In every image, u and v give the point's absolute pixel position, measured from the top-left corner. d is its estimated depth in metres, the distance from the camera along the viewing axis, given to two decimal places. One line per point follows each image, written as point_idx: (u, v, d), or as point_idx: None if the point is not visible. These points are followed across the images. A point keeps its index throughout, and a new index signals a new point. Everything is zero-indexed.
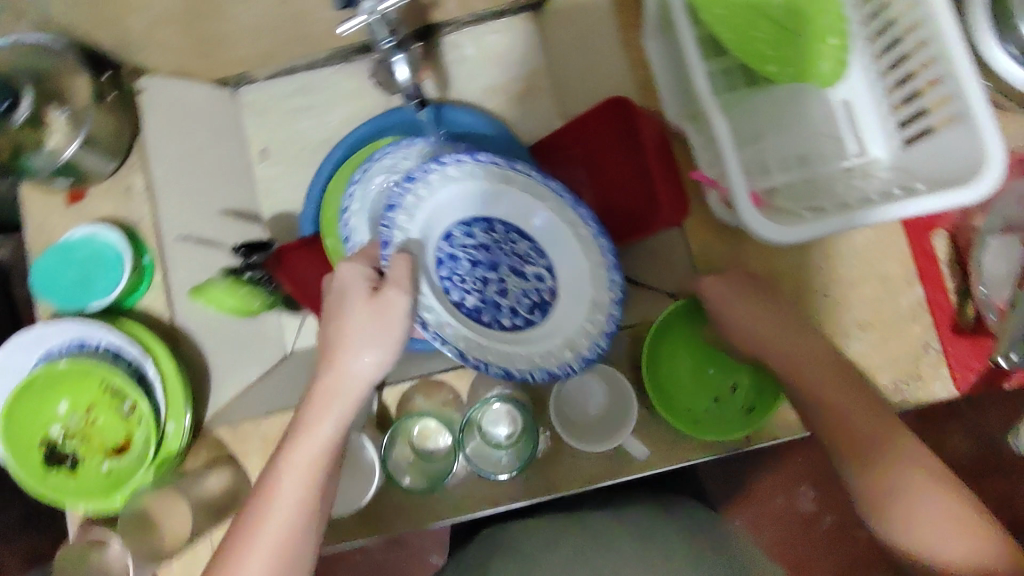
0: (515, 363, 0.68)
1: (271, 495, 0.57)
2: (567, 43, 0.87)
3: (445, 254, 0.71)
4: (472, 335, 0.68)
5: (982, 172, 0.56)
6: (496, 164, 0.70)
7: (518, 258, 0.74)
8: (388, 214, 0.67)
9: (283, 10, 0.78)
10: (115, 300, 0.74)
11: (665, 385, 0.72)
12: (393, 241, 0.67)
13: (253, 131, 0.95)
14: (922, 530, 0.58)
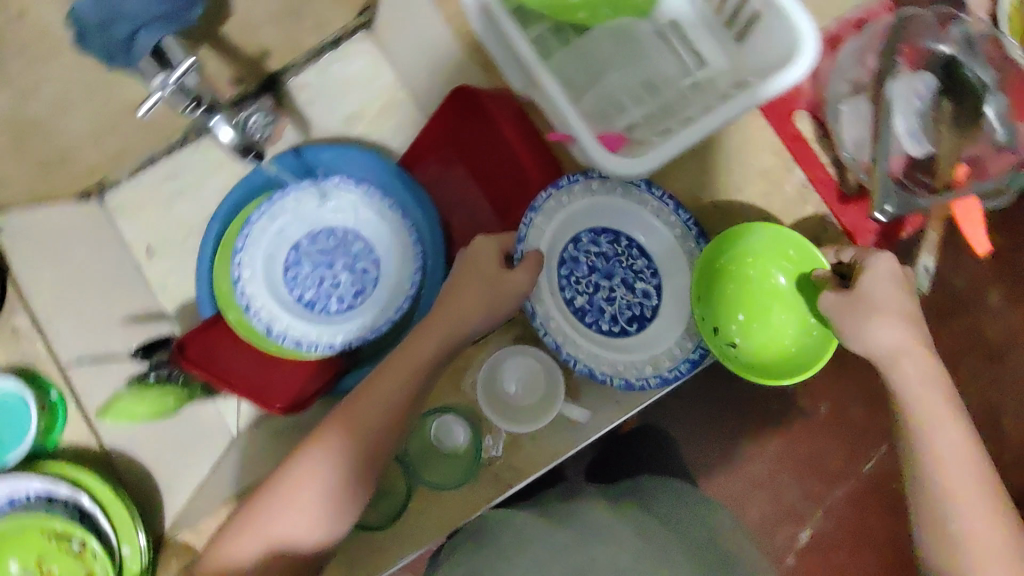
0: (600, 364, 0.71)
1: (338, 439, 0.65)
2: (408, 50, 0.88)
3: (569, 255, 0.76)
4: (569, 330, 0.72)
5: (797, 57, 0.59)
6: (638, 188, 0.73)
7: (632, 272, 0.76)
8: (529, 214, 0.72)
9: (114, 107, 0.76)
10: (34, 444, 0.73)
11: (727, 272, 0.70)
12: (525, 240, 0.72)
13: (133, 233, 0.91)
14: (935, 453, 0.63)
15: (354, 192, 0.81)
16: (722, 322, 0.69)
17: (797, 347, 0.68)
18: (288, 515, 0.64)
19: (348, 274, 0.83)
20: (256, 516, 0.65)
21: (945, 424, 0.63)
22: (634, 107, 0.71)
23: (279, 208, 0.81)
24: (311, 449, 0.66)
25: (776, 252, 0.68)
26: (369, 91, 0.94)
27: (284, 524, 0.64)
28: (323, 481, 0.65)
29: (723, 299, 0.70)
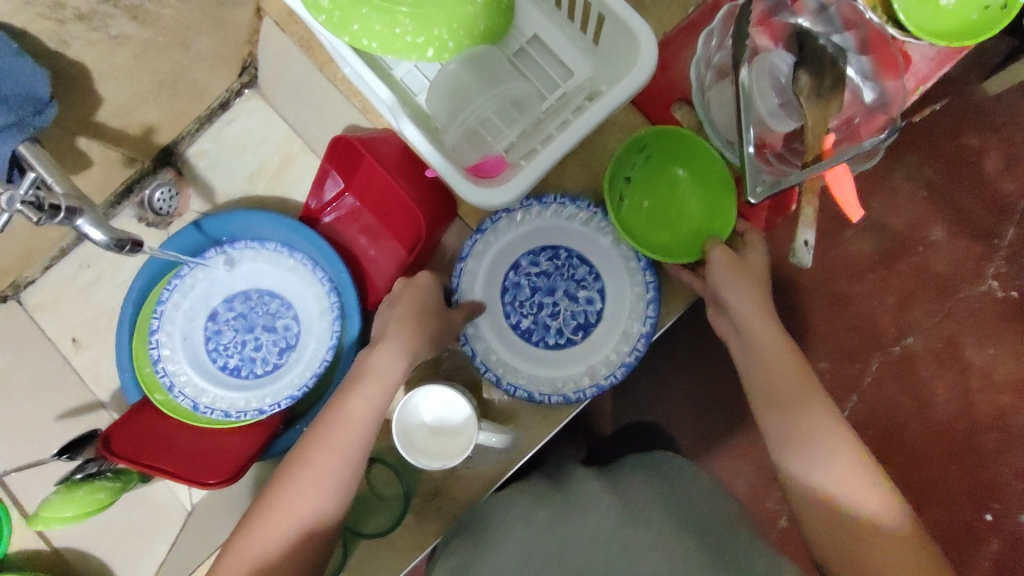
0: (540, 385, 0.73)
1: (327, 445, 0.62)
2: (295, 101, 0.89)
3: (511, 282, 0.77)
4: (512, 355, 0.74)
5: (635, 66, 0.61)
6: (562, 204, 0.74)
7: (574, 282, 0.76)
8: (459, 263, 0.74)
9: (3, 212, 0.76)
10: None
11: (672, 157, 0.75)
12: (461, 289, 0.75)
13: (57, 328, 0.92)
14: (826, 470, 0.60)
15: (260, 252, 0.83)
16: (630, 181, 0.76)
17: (650, 240, 0.75)
18: (299, 525, 0.60)
19: (268, 335, 0.84)
20: (263, 537, 0.60)
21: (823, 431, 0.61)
22: (509, 129, 0.69)
23: (190, 281, 0.82)
24: (309, 457, 0.62)
25: (715, 184, 0.73)
26: (266, 148, 0.94)
27: (296, 537, 0.60)
28: (327, 490, 0.61)
29: (652, 177, 0.76)
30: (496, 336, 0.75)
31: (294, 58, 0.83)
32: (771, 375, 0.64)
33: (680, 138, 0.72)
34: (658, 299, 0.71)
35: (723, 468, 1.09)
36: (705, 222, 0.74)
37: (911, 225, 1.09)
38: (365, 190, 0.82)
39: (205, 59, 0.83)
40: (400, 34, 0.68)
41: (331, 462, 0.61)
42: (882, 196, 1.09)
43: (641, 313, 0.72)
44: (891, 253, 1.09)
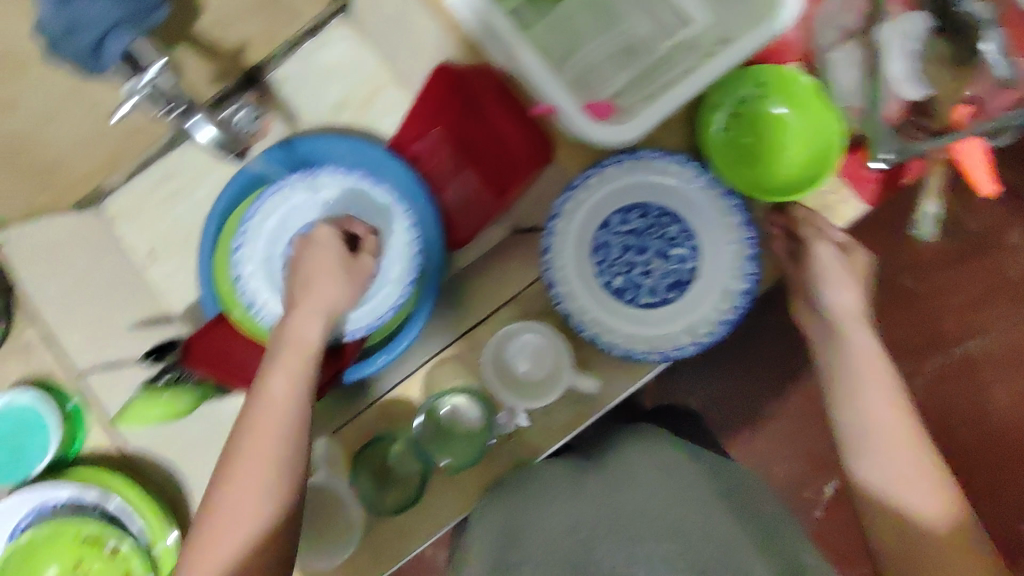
0: (637, 343, 0.70)
1: (255, 424, 0.62)
2: (388, 30, 0.86)
3: (602, 241, 0.74)
4: (607, 316, 0.71)
5: (777, 11, 0.58)
6: (656, 158, 0.71)
7: (666, 241, 0.74)
8: (551, 222, 0.71)
9: (99, 112, 0.77)
10: (57, 453, 0.75)
11: (790, 100, 0.71)
12: (553, 248, 0.71)
13: (134, 238, 0.92)
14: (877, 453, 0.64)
15: (342, 178, 0.79)
16: (736, 110, 0.72)
17: (737, 174, 0.71)
18: (256, 504, 0.60)
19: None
20: (222, 520, 0.60)
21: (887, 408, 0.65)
22: (615, 75, 0.68)
23: (271, 203, 0.79)
24: (242, 439, 0.62)
25: (825, 138, 0.68)
26: (353, 79, 0.92)
27: (253, 511, 0.60)
28: (278, 462, 0.61)
29: (761, 115, 0.72)
30: (590, 297, 0.72)
31: None
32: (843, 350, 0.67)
33: (799, 79, 0.69)
34: (757, 256, 0.69)
35: (759, 454, 1.12)
36: (796, 174, 0.70)
37: (1002, 223, 1.04)
38: (456, 128, 0.82)
39: None
40: None
41: (270, 433, 0.62)
42: (976, 190, 1.03)
43: (740, 275, 0.70)
44: (976, 250, 1.05)
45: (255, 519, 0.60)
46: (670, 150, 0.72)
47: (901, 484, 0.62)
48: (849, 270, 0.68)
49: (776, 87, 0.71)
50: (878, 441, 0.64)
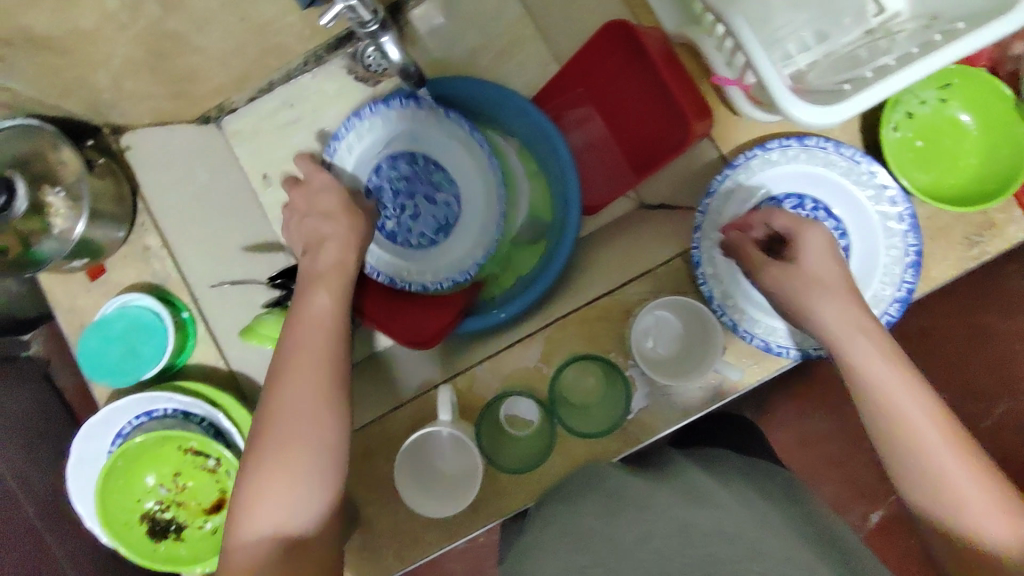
0: (778, 335, 0.67)
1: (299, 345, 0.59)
2: None
3: None
4: (746, 303, 0.69)
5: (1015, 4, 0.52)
6: (823, 149, 0.68)
7: None
8: (706, 199, 0.69)
9: (245, 27, 0.75)
10: (167, 362, 0.73)
11: (973, 102, 0.69)
12: (704, 226, 0.69)
13: (250, 161, 0.93)
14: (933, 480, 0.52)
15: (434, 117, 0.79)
16: (914, 109, 0.70)
17: (912, 173, 0.69)
18: (299, 424, 0.55)
19: (426, 206, 0.81)
20: (268, 451, 0.55)
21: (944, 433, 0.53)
22: (799, 55, 0.66)
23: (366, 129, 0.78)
24: (282, 365, 0.58)
25: (1011, 144, 0.67)
26: (494, 26, 0.88)
27: (305, 412, 0.56)
28: (328, 383, 0.58)
29: (941, 117, 0.70)
30: (731, 281, 0.69)
31: None
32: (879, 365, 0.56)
33: (991, 86, 0.67)
34: (918, 264, 0.66)
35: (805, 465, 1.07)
36: (974, 180, 0.68)
37: None
38: (607, 87, 0.79)
39: None
40: None
41: (317, 354, 0.59)
42: None
43: (895, 285, 0.67)
44: None
45: (314, 443, 0.55)
46: (840, 141, 0.69)
47: (956, 514, 0.51)
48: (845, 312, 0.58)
49: (962, 92, 0.69)
50: (924, 462, 0.53)
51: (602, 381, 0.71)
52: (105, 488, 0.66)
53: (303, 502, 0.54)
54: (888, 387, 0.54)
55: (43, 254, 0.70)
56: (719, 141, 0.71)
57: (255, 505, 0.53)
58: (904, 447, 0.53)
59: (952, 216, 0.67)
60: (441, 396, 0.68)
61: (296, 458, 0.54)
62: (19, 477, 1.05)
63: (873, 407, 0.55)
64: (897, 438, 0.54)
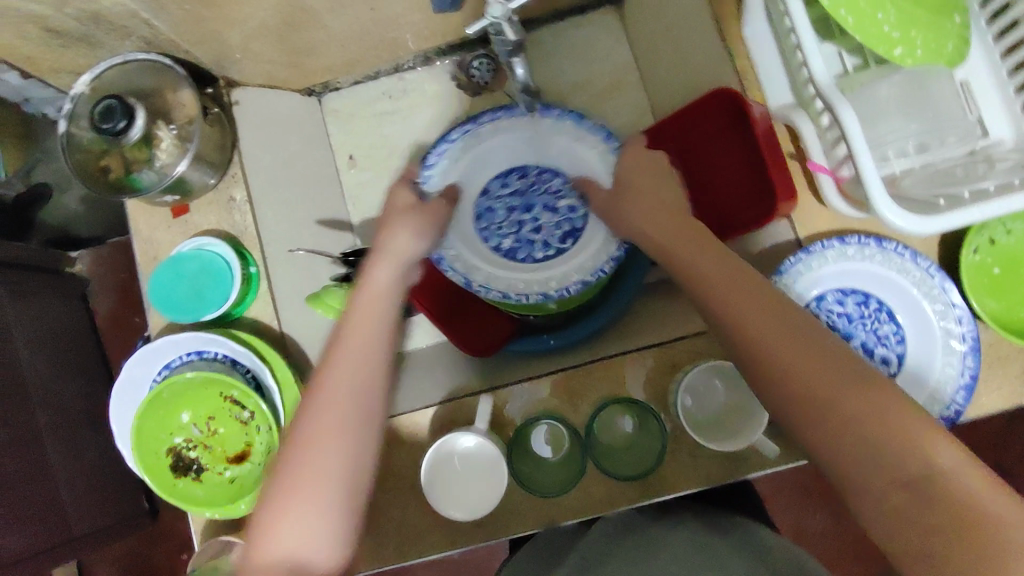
0: None
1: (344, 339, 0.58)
2: (656, 36, 0.88)
3: (811, 313, 0.72)
4: None
5: None
6: (900, 255, 0.69)
7: (875, 337, 0.71)
8: (775, 276, 0.70)
9: (373, 16, 0.80)
10: (227, 310, 0.75)
11: None
12: None
13: (340, 140, 0.97)
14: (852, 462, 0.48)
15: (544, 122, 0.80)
16: (1001, 236, 0.70)
17: (985, 300, 0.69)
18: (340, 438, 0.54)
19: (546, 216, 0.81)
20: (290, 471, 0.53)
21: (854, 400, 0.49)
22: (896, 159, 0.67)
23: (460, 151, 0.81)
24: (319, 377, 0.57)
25: None
26: (600, 66, 0.95)
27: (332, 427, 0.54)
28: (353, 421, 0.55)
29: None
30: None
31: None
32: (798, 365, 0.51)
33: None
34: (971, 388, 0.66)
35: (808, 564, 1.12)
36: None
37: None
38: (699, 149, 0.82)
39: None
40: (879, 21, 0.62)
41: (348, 378, 0.56)
42: None
43: (945, 403, 0.67)
44: None
45: (339, 475, 0.54)
46: (918, 252, 0.70)
47: (950, 507, 0.45)
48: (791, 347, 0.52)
49: None
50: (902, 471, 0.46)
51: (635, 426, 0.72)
52: (145, 415, 0.69)
53: (319, 543, 0.52)
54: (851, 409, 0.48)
55: (141, 181, 0.75)
56: (798, 226, 0.73)
57: (268, 531, 0.52)
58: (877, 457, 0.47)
59: (1013, 346, 0.68)
60: (481, 404, 0.70)
61: (309, 492, 0.52)
62: (39, 384, 1.08)
63: (822, 421, 0.49)
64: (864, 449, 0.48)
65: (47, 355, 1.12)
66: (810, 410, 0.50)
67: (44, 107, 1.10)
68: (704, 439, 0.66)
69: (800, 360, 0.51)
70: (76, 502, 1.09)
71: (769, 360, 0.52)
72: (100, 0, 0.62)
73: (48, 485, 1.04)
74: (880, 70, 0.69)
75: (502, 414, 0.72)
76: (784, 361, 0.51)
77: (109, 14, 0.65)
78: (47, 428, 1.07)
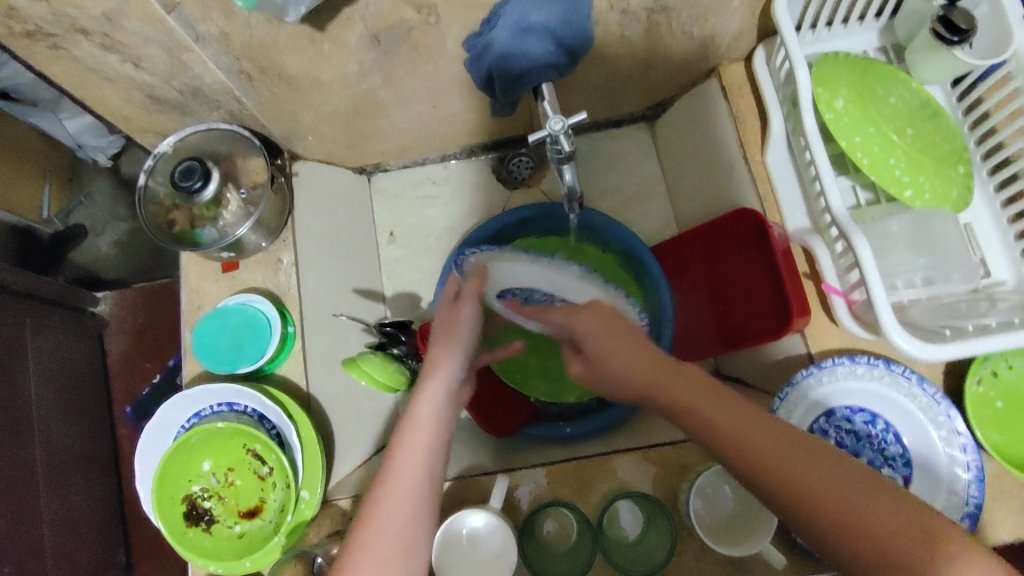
0: None
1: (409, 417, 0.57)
2: (687, 152, 0.96)
3: (819, 427, 0.75)
4: None
5: None
6: (907, 379, 0.73)
7: (882, 457, 0.74)
8: (786, 387, 0.74)
9: (432, 112, 0.88)
10: (260, 366, 0.78)
11: None
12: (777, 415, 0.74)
13: (383, 217, 1.05)
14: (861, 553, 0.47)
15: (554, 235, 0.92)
16: (1004, 369, 0.74)
17: (991, 433, 0.71)
18: (416, 516, 0.53)
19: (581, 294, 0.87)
20: (382, 522, 0.52)
21: (846, 491, 0.49)
22: (906, 289, 0.72)
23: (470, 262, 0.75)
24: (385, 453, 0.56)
25: None
26: (631, 177, 1.06)
27: (406, 503, 0.52)
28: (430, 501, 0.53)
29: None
30: None
31: (715, 121, 0.88)
32: (779, 453, 0.51)
33: None
34: (976, 518, 0.68)
35: None
36: None
37: None
38: (720, 259, 0.89)
39: (640, 80, 0.92)
40: (892, 166, 0.69)
41: (417, 448, 0.55)
42: None
43: None
44: None
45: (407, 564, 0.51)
46: (925, 377, 0.73)
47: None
48: (760, 432, 0.52)
49: None
50: (893, 554, 0.46)
51: (643, 521, 0.72)
52: (169, 459, 0.70)
53: None
54: (829, 492, 0.49)
55: (204, 238, 0.81)
56: (812, 340, 0.77)
57: None
58: (865, 549, 0.47)
59: (1016, 481, 0.70)
60: (497, 484, 0.71)
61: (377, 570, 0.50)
62: (42, 417, 1.09)
63: (798, 514, 0.50)
64: (855, 540, 0.47)
65: (55, 391, 1.13)
66: (811, 514, 0.49)
67: (94, 154, 1.28)
68: (717, 542, 0.66)
69: (767, 454, 0.51)
70: (53, 545, 1.06)
71: (740, 450, 0.52)
72: (201, 77, 0.71)
73: (34, 526, 1.02)
74: (891, 207, 0.75)
75: (515, 497, 0.73)
76: (759, 450, 0.51)
77: (207, 89, 0.73)
78: (41, 464, 1.06)
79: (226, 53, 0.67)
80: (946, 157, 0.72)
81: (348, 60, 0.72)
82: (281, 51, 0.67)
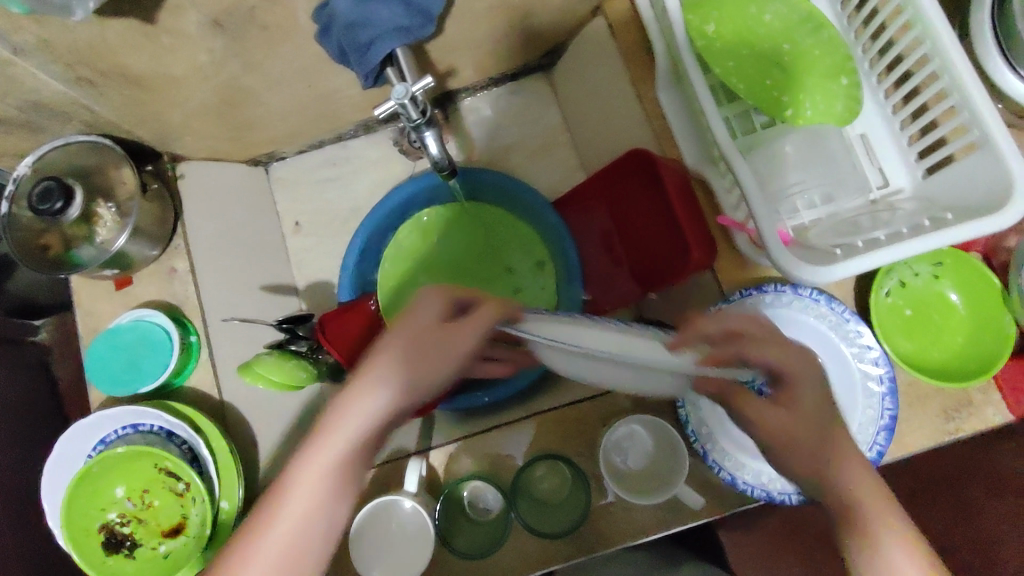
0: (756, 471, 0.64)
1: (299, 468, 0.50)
2: (587, 96, 0.92)
3: None
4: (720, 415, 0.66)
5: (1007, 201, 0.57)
6: (816, 301, 0.72)
7: None
8: None
9: (311, 91, 0.84)
10: (163, 382, 0.75)
11: (962, 283, 0.73)
12: None
13: (286, 207, 1.01)
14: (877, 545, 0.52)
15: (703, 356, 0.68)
16: (909, 278, 0.74)
17: (899, 342, 0.72)
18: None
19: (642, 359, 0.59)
20: None
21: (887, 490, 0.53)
22: (805, 211, 0.70)
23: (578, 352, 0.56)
24: (264, 502, 0.50)
25: (992, 326, 0.71)
26: (537, 130, 1.02)
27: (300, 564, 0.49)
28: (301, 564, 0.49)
29: (930, 291, 0.73)
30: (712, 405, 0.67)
31: (606, 62, 0.84)
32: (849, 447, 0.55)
33: (980, 272, 0.72)
34: (892, 429, 0.68)
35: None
36: (956, 358, 0.71)
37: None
38: (624, 203, 0.86)
39: (525, 28, 0.88)
40: None
41: (295, 508, 0.49)
42: None
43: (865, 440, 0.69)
44: None
45: None
46: (833, 296, 0.72)
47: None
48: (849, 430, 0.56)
49: (954, 271, 0.73)
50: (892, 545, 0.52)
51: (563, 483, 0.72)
52: (75, 492, 0.68)
53: None
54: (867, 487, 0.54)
55: (81, 258, 0.77)
56: (721, 275, 0.74)
57: None
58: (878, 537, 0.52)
59: (931, 387, 0.70)
60: (412, 465, 0.70)
61: None
62: None
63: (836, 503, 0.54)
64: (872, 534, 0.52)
65: None
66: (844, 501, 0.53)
67: None
68: (628, 493, 0.66)
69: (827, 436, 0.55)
70: None
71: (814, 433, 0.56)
72: (36, 89, 0.66)
73: None
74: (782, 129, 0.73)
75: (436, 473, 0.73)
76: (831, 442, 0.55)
77: (51, 102, 0.69)
78: None
79: (53, 61, 0.62)
80: (827, 70, 0.70)
81: (194, 51, 0.67)
82: (114, 51, 0.63)
